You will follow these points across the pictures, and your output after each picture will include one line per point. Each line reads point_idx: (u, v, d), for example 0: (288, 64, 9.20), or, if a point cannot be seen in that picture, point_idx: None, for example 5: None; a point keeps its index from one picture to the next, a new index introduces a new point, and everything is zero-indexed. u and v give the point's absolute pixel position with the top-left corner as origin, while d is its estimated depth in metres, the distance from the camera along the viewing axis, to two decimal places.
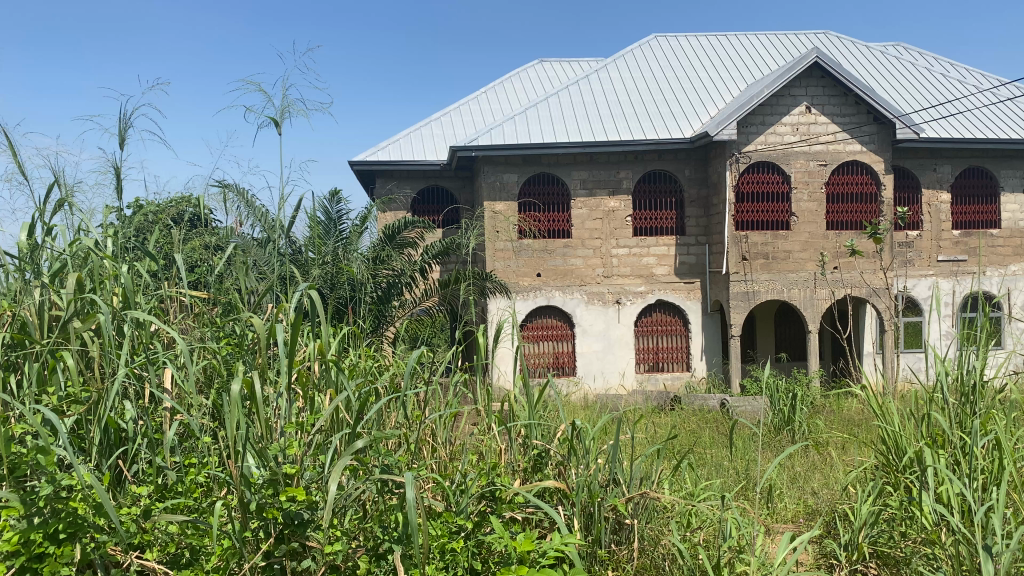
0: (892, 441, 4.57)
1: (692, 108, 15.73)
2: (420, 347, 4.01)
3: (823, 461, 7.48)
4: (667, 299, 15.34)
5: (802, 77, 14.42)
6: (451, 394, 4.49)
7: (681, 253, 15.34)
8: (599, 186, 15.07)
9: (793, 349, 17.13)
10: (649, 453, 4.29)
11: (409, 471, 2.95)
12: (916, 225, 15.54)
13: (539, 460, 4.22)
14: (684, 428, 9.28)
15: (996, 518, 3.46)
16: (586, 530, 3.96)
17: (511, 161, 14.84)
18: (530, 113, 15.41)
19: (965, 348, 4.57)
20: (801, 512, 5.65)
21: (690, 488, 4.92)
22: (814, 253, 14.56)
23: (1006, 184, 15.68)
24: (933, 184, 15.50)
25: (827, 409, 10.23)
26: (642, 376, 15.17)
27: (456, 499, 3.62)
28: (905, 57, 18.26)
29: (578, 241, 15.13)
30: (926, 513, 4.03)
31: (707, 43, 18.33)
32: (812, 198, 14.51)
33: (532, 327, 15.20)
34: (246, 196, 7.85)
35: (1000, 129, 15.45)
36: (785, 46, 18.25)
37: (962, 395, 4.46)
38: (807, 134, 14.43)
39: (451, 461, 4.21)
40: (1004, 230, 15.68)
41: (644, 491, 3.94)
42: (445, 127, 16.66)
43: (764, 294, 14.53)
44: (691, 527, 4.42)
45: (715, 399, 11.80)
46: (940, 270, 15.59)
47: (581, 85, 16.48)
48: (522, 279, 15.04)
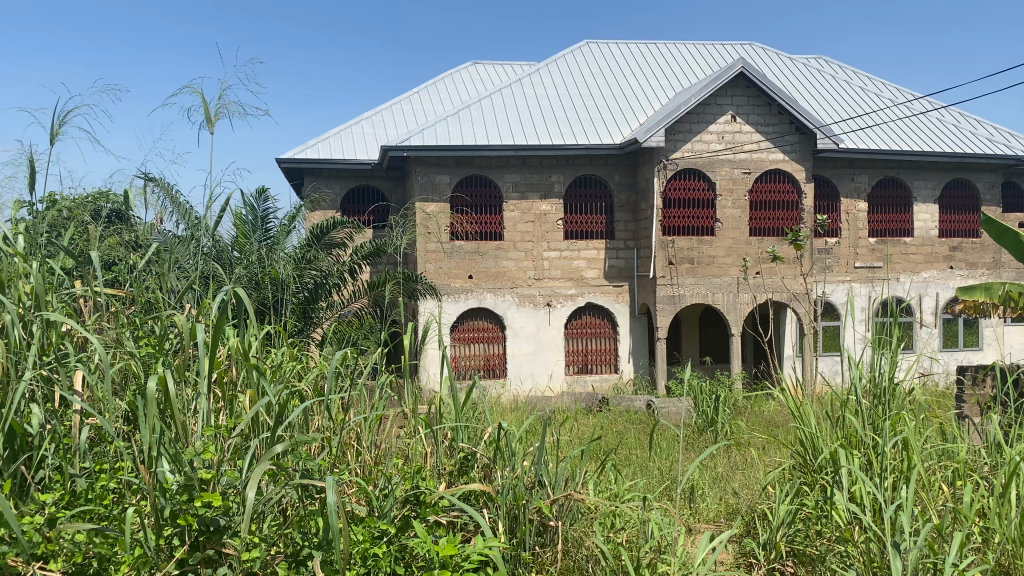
0: (810, 442, 4.69)
1: (622, 114, 15.95)
2: (344, 349, 3.95)
3: (743, 461, 7.71)
4: (597, 302, 15.50)
5: (728, 86, 14.74)
6: (377, 397, 4.41)
7: (611, 257, 15.54)
8: (531, 189, 15.14)
9: (716, 352, 17.53)
10: (575, 455, 4.30)
11: (330, 475, 2.89)
12: (835, 232, 16.07)
13: (465, 463, 4.21)
14: (611, 429, 9.43)
15: (906, 516, 3.60)
16: (511, 533, 3.95)
17: (444, 162, 14.78)
18: (462, 115, 15.38)
19: (877, 351, 4.76)
20: (722, 512, 5.78)
21: (614, 490, 4.97)
22: (737, 258, 14.92)
23: (918, 194, 16.36)
24: (852, 193, 16.06)
25: (748, 410, 10.49)
26: (571, 378, 15.31)
27: (379, 503, 3.59)
28: (827, 70, 18.88)
29: (509, 243, 15.15)
30: (841, 511, 4.14)
31: (637, 50, 18.61)
32: (736, 205, 14.88)
33: (462, 330, 15.13)
34: (171, 191, 7.64)
35: (913, 142, 16.12)
36: (711, 56, 18.68)
37: (875, 397, 4.61)
38: (732, 142, 14.78)
39: (375, 465, 4.16)
40: (916, 238, 16.35)
41: (570, 493, 3.96)
42: (377, 126, 16.49)
43: (689, 298, 14.81)
44: (613, 528, 4.45)
45: (641, 400, 11.98)
46: (857, 275, 16.17)
47: (513, 88, 16.53)
48: (453, 281, 14.97)
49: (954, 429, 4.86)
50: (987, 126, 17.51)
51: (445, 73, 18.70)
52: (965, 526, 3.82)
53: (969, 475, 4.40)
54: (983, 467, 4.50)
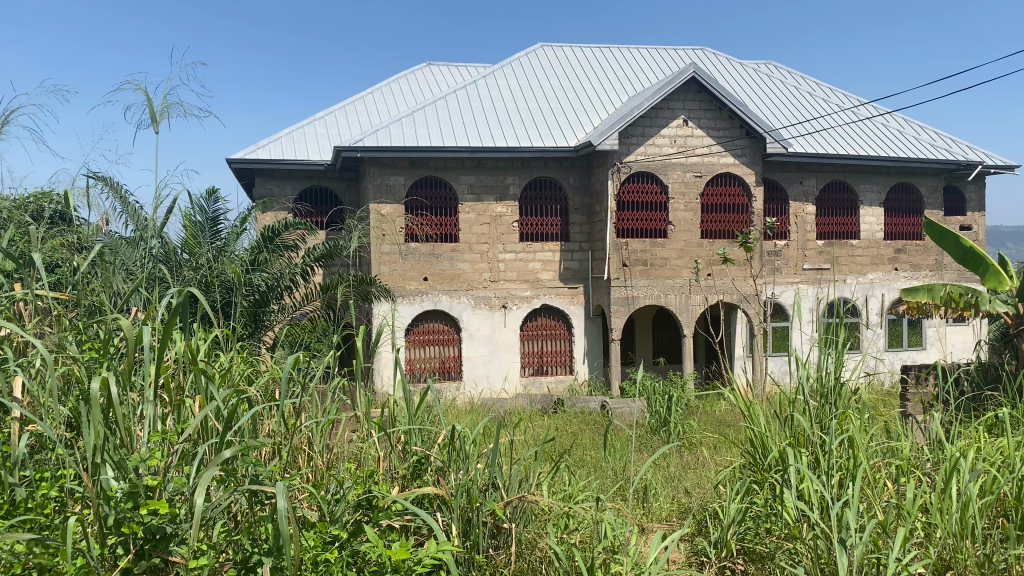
0: (759, 441, 4.77)
1: (576, 117, 16.04)
2: (296, 353, 3.89)
3: (695, 460, 7.81)
4: (552, 304, 15.56)
5: (680, 91, 14.90)
6: (329, 401, 4.35)
7: (566, 259, 15.62)
8: (486, 191, 15.13)
9: (669, 353, 17.73)
10: (528, 457, 4.29)
11: (280, 480, 2.85)
12: (784, 235, 16.38)
13: (419, 467, 4.18)
14: (566, 431, 9.45)
15: (851, 512, 3.69)
16: (464, 536, 3.95)
17: (398, 164, 14.70)
18: (417, 116, 15.31)
19: (823, 351, 4.86)
20: (674, 511, 5.85)
21: (569, 491, 4.99)
22: (689, 260, 15.11)
23: (865, 198, 16.74)
24: (800, 196, 16.37)
25: (700, 410, 10.62)
26: (527, 380, 15.36)
27: (331, 509, 3.56)
28: (776, 75, 19.23)
29: (464, 245, 15.12)
30: (789, 509, 4.21)
31: (591, 54, 18.73)
32: (688, 208, 15.07)
33: (417, 332, 15.06)
34: (118, 191, 7.47)
35: (859, 146, 16.50)
36: (664, 60, 18.90)
37: (823, 396, 4.71)
38: (684, 146, 14.95)
39: (327, 469, 4.11)
40: (862, 241, 16.73)
41: (523, 495, 3.95)
42: (330, 126, 16.33)
43: (643, 299, 14.95)
44: (567, 530, 4.47)
45: (596, 401, 12.02)
46: (806, 277, 16.50)
47: (468, 90, 16.52)
48: (408, 283, 14.88)
49: (898, 427, 4.97)
50: (929, 132, 17.99)
51: (399, 73, 18.59)
52: (907, 522, 3.93)
53: (912, 472, 4.51)
54: (925, 464, 4.62)
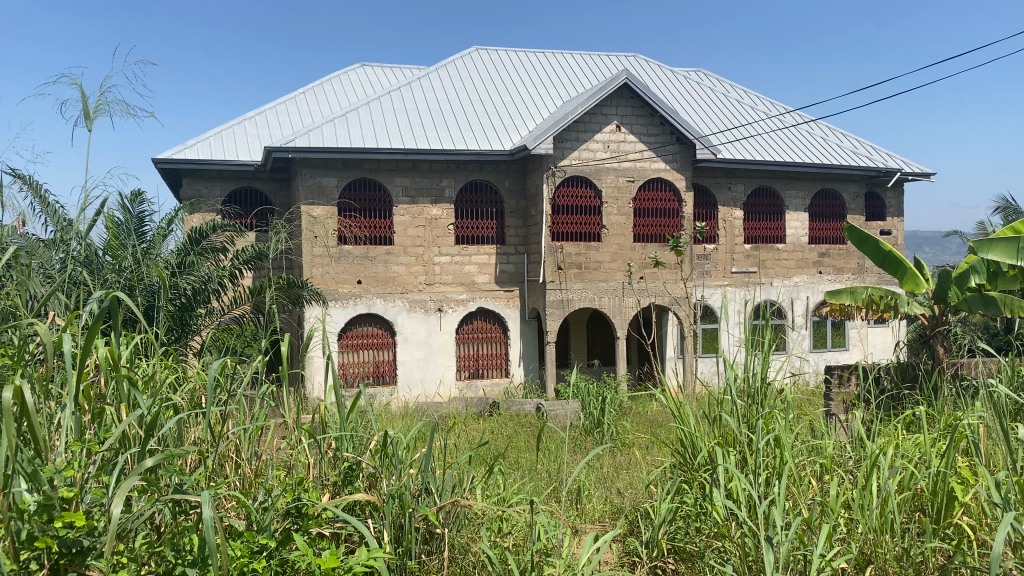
0: (689, 441, 4.85)
1: (511, 121, 16.11)
2: (223, 359, 3.79)
3: (627, 460, 7.94)
4: (487, 307, 15.56)
5: (613, 97, 15.09)
6: (258, 406, 4.26)
7: (501, 262, 15.65)
8: (420, 193, 15.05)
9: (603, 355, 17.93)
10: (461, 461, 4.25)
11: (205, 489, 2.79)
12: (713, 239, 16.73)
13: (350, 473, 4.07)
14: (500, 433, 9.47)
15: (777, 510, 3.79)
16: (396, 542, 3.89)
17: (330, 165, 14.51)
18: (350, 117, 15.15)
19: (750, 352, 4.97)
20: (608, 512, 5.92)
21: (503, 494, 4.99)
22: (622, 263, 15.28)
23: (790, 203, 17.22)
24: (729, 202, 16.77)
25: (634, 411, 10.76)
26: (462, 384, 15.31)
27: (259, 518, 3.48)
28: (706, 83, 19.64)
29: (399, 248, 14.99)
30: (718, 508, 4.28)
31: (526, 58, 18.82)
32: (621, 212, 15.26)
33: (350, 336, 14.86)
34: (37, 191, 7.19)
35: (785, 153, 16.96)
36: (597, 66, 19.13)
37: (749, 397, 4.82)
38: (617, 151, 15.14)
39: (256, 477, 4.03)
40: (788, 245, 17.20)
41: (457, 500, 3.92)
42: (260, 126, 16.02)
43: (577, 302, 15.05)
44: (501, 533, 4.45)
45: (531, 403, 12.02)
46: (734, 281, 16.88)
47: (402, 92, 16.41)
48: (341, 287, 14.69)
49: (821, 426, 5.11)
50: (851, 140, 18.59)
51: (332, 74, 18.36)
52: (830, 518, 4.04)
53: (836, 469, 4.64)
54: (848, 461, 4.75)
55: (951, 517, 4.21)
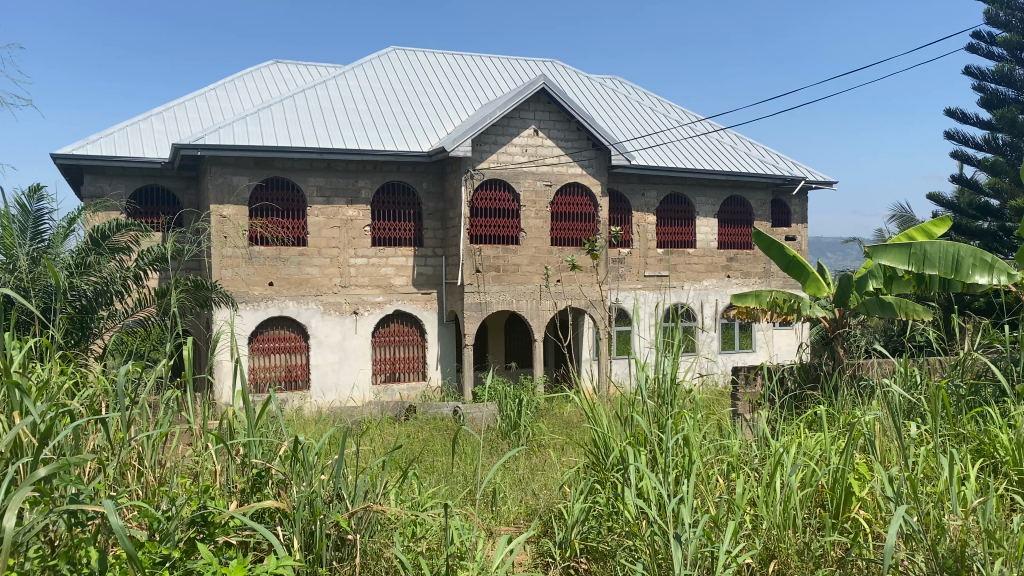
0: (602, 441, 4.93)
1: (428, 123, 16.04)
2: (128, 363, 3.66)
3: (543, 461, 8.02)
4: (404, 310, 15.45)
5: (531, 101, 15.19)
6: (162, 412, 4.12)
7: (418, 264, 15.56)
8: (336, 194, 14.82)
9: (520, 357, 18.03)
10: (374, 466, 4.19)
11: (109, 499, 2.73)
12: (628, 243, 17.03)
13: (259, 480, 4.03)
14: (417, 437, 9.41)
15: (686, 509, 3.89)
16: (307, 550, 3.82)
17: (242, 163, 14.14)
18: (263, 115, 14.81)
19: (661, 355, 5.09)
20: (522, 513, 5.96)
21: (418, 499, 4.97)
22: (539, 267, 15.40)
23: (701, 209, 17.69)
24: (642, 207, 17.11)
25: (549, 413, 10.86)
26: (378, 388, 15.14)
27: (161, 527, 3.38)
28: (621, 90, 19.99)
29: (313, 249, 14.74)
30: (629, 507, 4.36)
31: (443, 60, 18.75)
32: (538, 215, 15.37)
33: (262, 340, 14.48)
34: None
35: (697, 160, 17.43)
36: (515, 70, 19.24)
37: (660, 397, 4.92)
38: (535, 155, 15.26)
39: (160, 485, 3.90)
40: (698, 250, 17.66)
41: (369, 505, 3.85)
42: (168, 123, 15.51)
43: (495, 305, 15.09)
44: (414, 538, 4.44)
45: (448, 406, 11.98)
46: (647, 284, 17.23)
47: (317, 90, 16.13)
48: (252, 289, 14.32)
49: (729, 425, 5.25)
50: (759, 148, 19.21)
51: (244, 70, 17.90)
52: (736, 515, 4.18)
53: (742, 467, 4.78)
54: (754, 459, 4.89)
55: (849, 511, 4.39)
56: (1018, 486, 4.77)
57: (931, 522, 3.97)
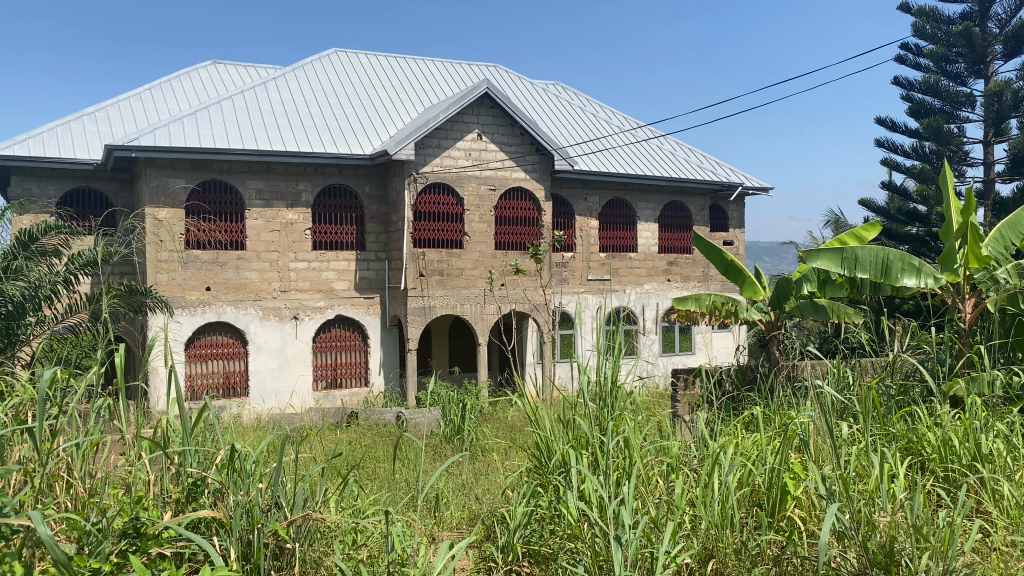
0: (544, 445, 4.95)
1: (370, 126, 15.92)
2: (57, 371, 3.54)
3: (486, 466, 7.99)
4: (346, 314, 15.28)
5: (475, 106, 15.20)
6: (93, 422, 4.00)
7: (361, 268, 15.42)
8: (276, 197, 14.60)
9: (464, 362, 18.02)
10: (313, 473, 4.12)
11: (34, 510, 2.65)
12: (571, 247, 17.16)
13: (194, 489, 3.94)
14: (359, 444, 9.30)
15: (626, 511, 3.93)
16: (244, 559, 3.75)
17: (178, 165, 13.81)
18: (200, 117, 14.50)
19: (604, 358, 5.13)
20: (465, 518, 5.94)
21: (359, 506, 4.91)
22: (483, 271, 15.41)
23: (642, 214, 17.93)
24: (585, 212, 17.25)
25: (494, 417, 10.85)
26: (319, 394, 14.94)
27: (91, 540, 3.28)
28: (563, 95, 20.14)
29: (252, 253, 14.48)
30: (571, 510, 4.39)
31: (385, 63, 18.63)
32: (482, 220, 15.37)
33: (198, 346, 14.15)
34: None
35: (638, 166, 17.66)
36: (458, 74, 19.22)
37: (601, 400, 4.96)
38: (478, 160, 15.27)
39: (90, 496, 3.78)
40: (640, 254, 17.88)
41: (308, 513, 3.80)
42: (100, 123, 15.08)
43: (438, 309, 15.04)
44: (355, 545, 4.39)
45: (391, 412, 11.89)
46: (590, 288, 17.38)
47: (256, 92, 15.87)
48: (188, 293, 13.99)
49: (669, 426, 5.32)
50: (698, 155, 19.55)
51: (181, 70, 17.50)
52: (675, 515, 4.25)
53: (681, 468, 4.85)
54: (692, 460, 4.96)
55: (784, 510, 4.49)
56: (944, 483, 4.95)
57: (862, 519, 4.08)
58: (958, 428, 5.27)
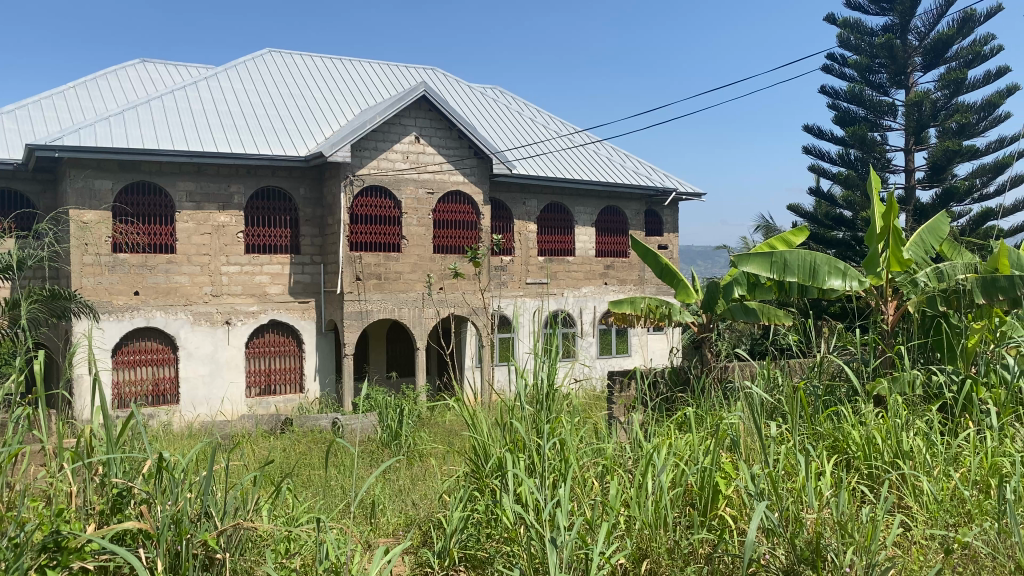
0: (481, 448, 4.91)
1: (305, 128, 15.68)
2: None
3: (423, 471, 7.92)
4: (281, 319, 15.00)
5: (412, 108, 15.12)
6: (10, 431, 3.82)
7: (295, 272, 15.16)
8: (208, 199, 14.24)
9: (402, 367, 17.89)
10: (245, 482, 4.00)
11: None
12: (509, 251, 17.18)
13: (119, 500, 3.79)
14: (293, 450, 9.13)
15: (562, 513, 3.93)
16: (172, 571, 3.62)
17: (104, 166, 13.36)
18: (128, 116, 14.08)
19: (541, 361, 5.14)
20: (401, 524, 5.87)
21: (293, 515, 4.82)
22: (421, 274, 15.31)
23: (579, 218, 18.06)
24: (523, 216, 17.29)
25: (432, 422, 10.78)
26: (253, 400, 14.62)
27: (7, 556, 3.13)
28: (501, 99, 20.17)
29: (183, 257, 14.10)
30: (508, 513, 4.37)
31: (321, 64, 18.38)
32: (420, 223, 15.27)
33: (126, 353, 13.73)
34: None
35: (575, 170, 17.80)
36: (395, 76, 19.09)
37: (537, 402, 4.97)
38: (416, 162, 15.17)
39: (7, 510, 3.60)
40: (578, 257, 18.01)
41: (239, 523, 3.70)
42: (21, 121, 14.50)
43: (376, 313, 14.87)
44: (287, 555, 4.30)
45: (327, 418, 11.71)
46: (528, 291, 17.43)
47: (187, 91, 15.48)
48: (115, 298, 13.56)
49: (604, 428, 5.34)
50: (633, 160, 19.80)
51: (107, 68, 16.96)
52: (609, 516, 4.27)
53: (616, 470, 4.88)
54: (627, 461, 4.98)
55: (716, 509, 4.55)
56: (868, 479, 5.08)
57: (790, 517, 4.16)
58: (880, 426, 5.42)
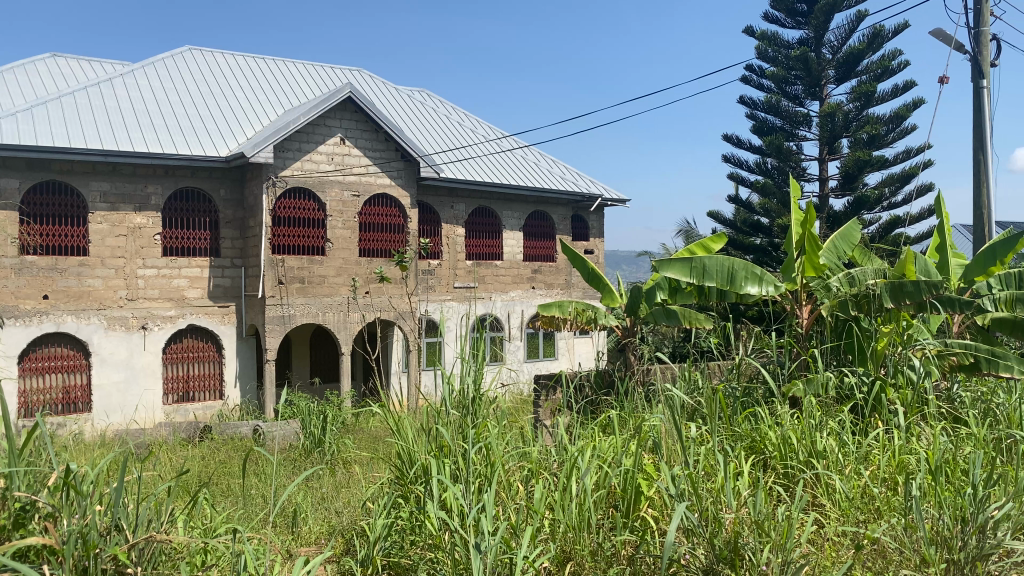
0: (405, 454, 4.83)
1: (226, 128, 15.30)
2: None
3: (346, 478, 7.77)
4: (199, 324, 14.56)
5: (337, 109, 14.94)
6: None
7: (215, 275, 14.76)
8: (123, 199, 13.74)
9: (326, 373, 17.60)
10: (159, 492, 3.83)
11: None
12: (436, 254, 17.06)
13: (23, 515, 3.60)
14: (211, 459, 8.85)
15: (486, 517, 3.91)
16: None
17: (11, 164, 12.72)
18: (37, 113, 13.49)
19: (466, 365, 5.11)
20: (323, 532, 5.74)
21: (211, 525, 4.67)
22: (346, 278, 15.10)
23: (507, 222, 18.09)
24: (451, 219, 17.22)
25: (356, 428, 10.61)
26: (170, 408, 14.14)
27: None
28: (428, 103, 20.08)
29: (96, 259, 13.57)
30: (431, 519, 4.32)
31: (243, 63, 17.97)
32: (345, 225, 15.04)
33: (32, 360, 13.05)
34: None
35: (501, 175, 17.83)
36: (320, 76, 18.80)
37: (463, 407, 4.93)
38: (341, 164, 14.97)
39: None
40: (504, 262, 18.03)
41: (152, 535, 3.55)
42: None
43: (299, 318, 14.57)
44: (205, 566, 4.16)
45: (247, 425, 11.41)
46: (455, 295, 17.38)
47: (101, 88, 14.92)
48: (22, 302, 12.91)
49: (530, 432, 5.33)
50: (560, 166, 19.95)
51: (16, 62, 16.22)
52: (533, 520, 4.26)
53: (541, 473, 4.86)
54: (553, 464, 4.93)
55: (637, 510, 4.58)
56: (784, 479, 5.21)
57: (709, 517, 4.19)
58: (795, 427, 5.55)
